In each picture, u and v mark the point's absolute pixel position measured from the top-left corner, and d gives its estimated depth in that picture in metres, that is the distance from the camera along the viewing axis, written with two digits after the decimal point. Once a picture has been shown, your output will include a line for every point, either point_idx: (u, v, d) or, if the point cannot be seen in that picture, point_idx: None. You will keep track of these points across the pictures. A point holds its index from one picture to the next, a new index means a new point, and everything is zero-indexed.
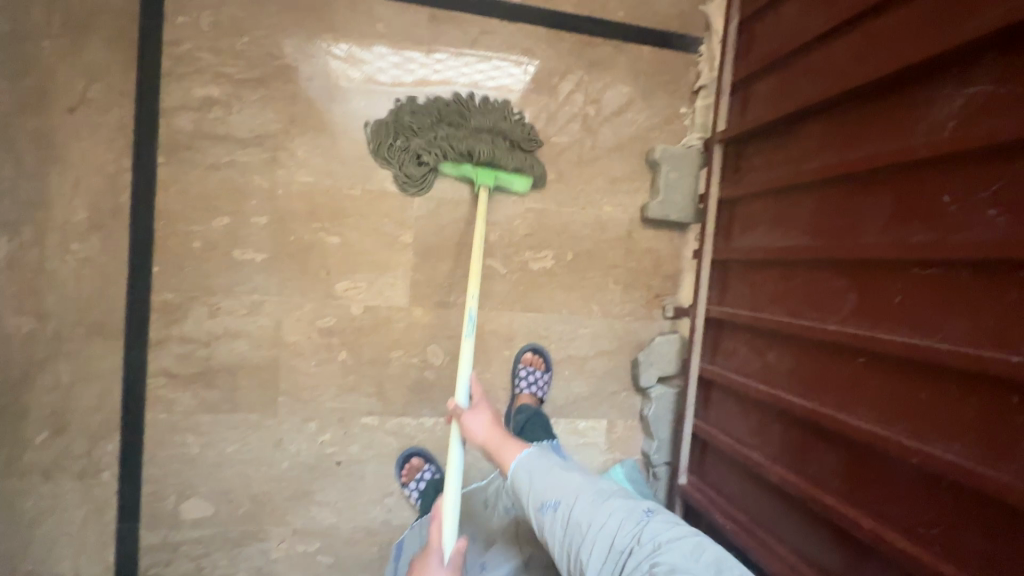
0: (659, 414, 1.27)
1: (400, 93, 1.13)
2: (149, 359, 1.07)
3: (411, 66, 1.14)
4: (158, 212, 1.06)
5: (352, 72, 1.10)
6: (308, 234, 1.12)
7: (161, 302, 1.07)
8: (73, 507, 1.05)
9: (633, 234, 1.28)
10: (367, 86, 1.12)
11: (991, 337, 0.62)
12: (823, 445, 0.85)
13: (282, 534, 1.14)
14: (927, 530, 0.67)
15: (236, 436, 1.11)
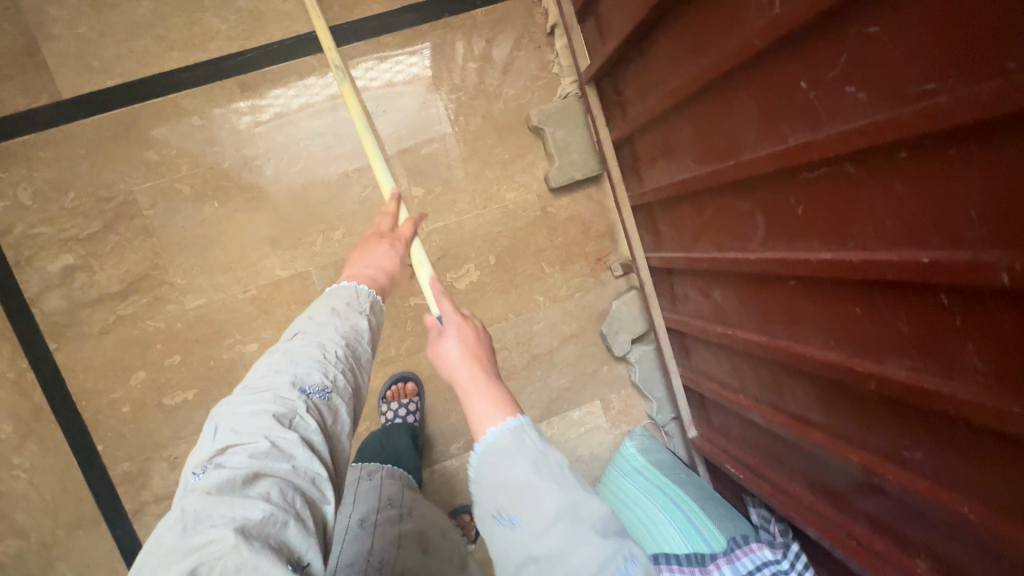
0: (646, 374, 1.20)
1: (316, 120, 1.07)
2: (137, 529, 1.08)
3: (314, 90, 1.07)
4: (76, 395, 1.04)
5: (260, 119, 1.05)
6: (226, 352, 1.08)
7: (121, 474, 1.06)
8: None
9: (548, 209, 1.18)
10: (273, 129, 1.06)
11: (897, 235, 0.51)
12: (792, 378, 0.76)
13: None
14: (912, 454, 0.59)
15: None
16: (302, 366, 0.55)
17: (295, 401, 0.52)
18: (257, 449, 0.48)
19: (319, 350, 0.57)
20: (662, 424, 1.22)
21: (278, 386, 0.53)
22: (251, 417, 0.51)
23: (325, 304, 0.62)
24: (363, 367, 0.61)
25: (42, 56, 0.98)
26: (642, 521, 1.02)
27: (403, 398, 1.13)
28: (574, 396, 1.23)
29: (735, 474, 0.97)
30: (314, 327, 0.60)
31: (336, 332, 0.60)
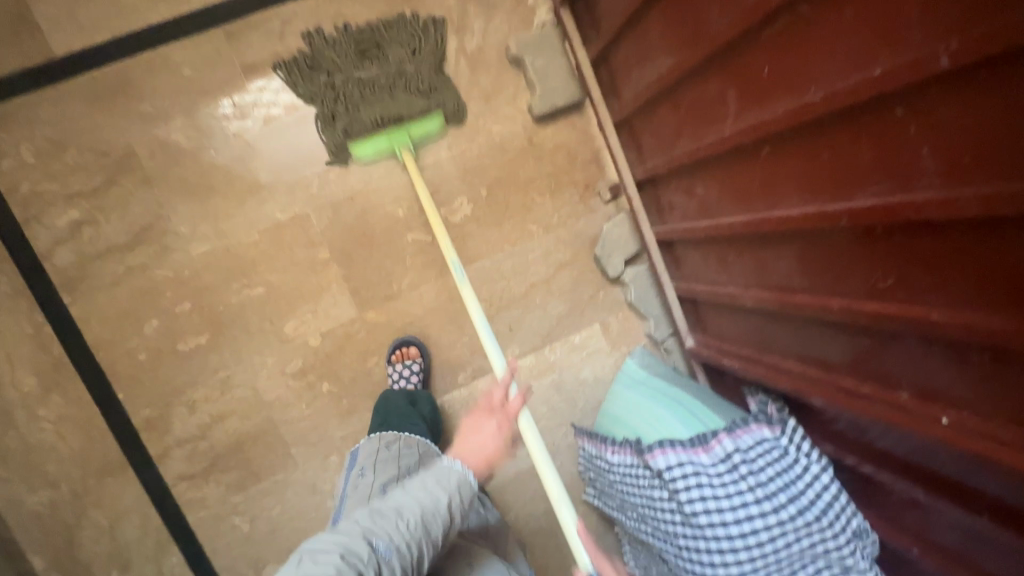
0: (641, 292, 1.24)
1: (306, 117, 1.11)
2: (163, 474, 1.12)
3: (292, 84, 1.10)
4: (93, 347, 1.08)
5: (249, 123, 1.09)
6: (234, 298, 1.11)
7: (143, 421, 1.10)
8: None
9: (534, 139, 1.21)
10: (266, 133, 1.10)
11: (853, 60, 0.55)
12: (772, 249, 0.80)
13: None
14: (885, 282, 0.63)
15: (273, 500, 1.16)
16: (376, 522, 0.73)
17: (355, 545, 0.70)
18: (321, 571, 0.66)
19: (390, 526, 0.73)
20: (661, 340, 1.26)
21: (366, 523, 0.74)
22: (348, 525, 0.73)
23: (423, 476, 0.80)
24: (466, 502, 0.80)
25: (32, 18, 1.02)
26: (651, 424, 1.05)
27: (407, 360, 1.16)
28: (573, 320, 1.26)
29: (730, 366, 1.01)
30: (415, 482, 0.79)
31: (416, 509, 0.75)
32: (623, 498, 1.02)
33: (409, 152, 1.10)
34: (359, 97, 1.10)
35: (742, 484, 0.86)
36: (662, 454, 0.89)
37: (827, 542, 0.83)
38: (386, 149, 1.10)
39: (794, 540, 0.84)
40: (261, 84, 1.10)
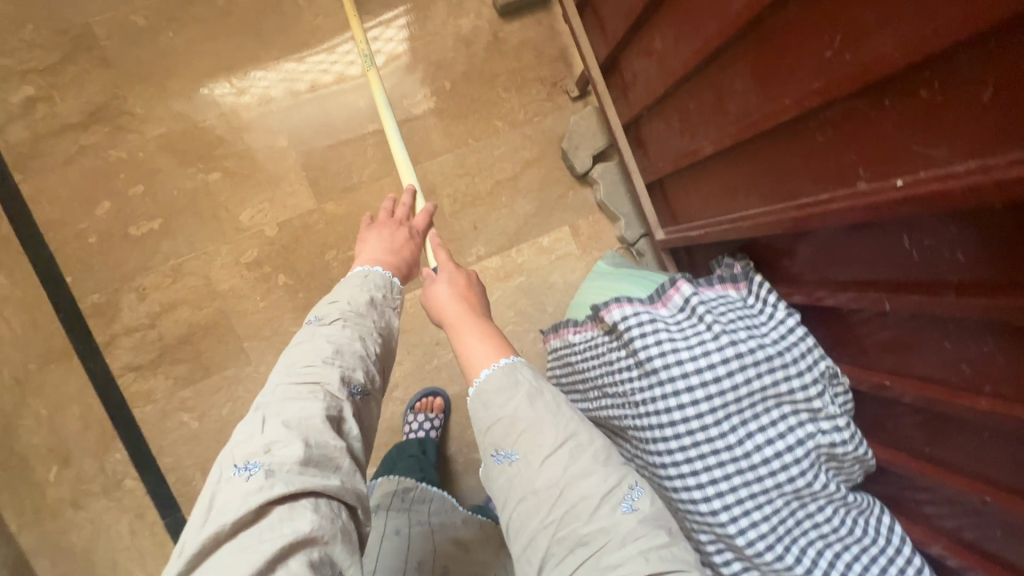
0: (610, 190, 1.20)
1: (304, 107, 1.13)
2: (109, 364, 1.08)
3: (297, 75, 1.12)
4: (43, 227, 1.05)
5: (247, 101, 1.10)
6: (189, 182, 1.09)
7: (91, 306, 1.07)
8: (116, 523, 1.08)
9: (500, 34, 1.20)
10: (263, 109, 1.11)
11: None
12: (726, 74, 0.76)
13: None
14: (832, 49, 0.59)
15: (225, 397, 1.11)
16: (339, 358, 0.60)
17: (328, 382, 0.57)
18: (296, 454, 0.50)
19: (355, 353, 0.61)
20: (633, 242, 1.21)
21: (330, 354, 0.60)
22: (314, 364, 0.58)
23: (366, 288, 0.69)
24: (396, 304, 0.72)
25: None
26: None
27: (430, 412, 1.16)
28: (541, 222, 1.22)
29: (698, 238, 0.96)
30: (352, 289, 0.68)
31: (370, 323, 0.66)
32: (586, 375, 0.95)
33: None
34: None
35: (704, 331, 0.79)
36: (618, 307, 0.84)
37: (795, 388, 0.75)
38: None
39: (759, 387, 0.76)
40: (260, 70, 1.11)
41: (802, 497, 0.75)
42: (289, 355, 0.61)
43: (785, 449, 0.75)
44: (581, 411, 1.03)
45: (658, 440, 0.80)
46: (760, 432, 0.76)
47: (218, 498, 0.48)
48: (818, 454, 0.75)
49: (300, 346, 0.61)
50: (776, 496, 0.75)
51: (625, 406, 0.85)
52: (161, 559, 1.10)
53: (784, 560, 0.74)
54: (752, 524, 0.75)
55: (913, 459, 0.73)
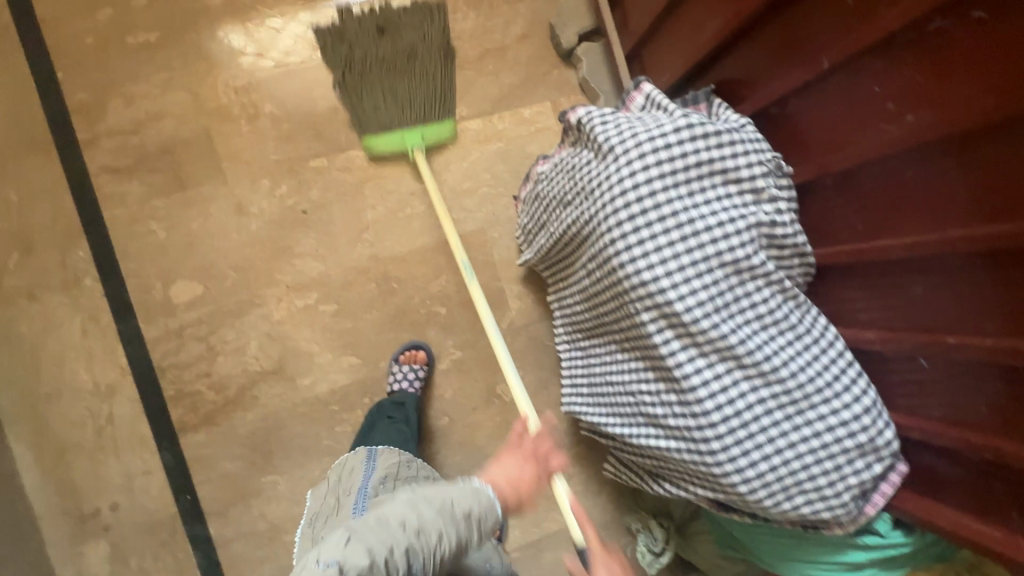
0: (593, 69, 1.26)
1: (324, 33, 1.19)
2: (87, 162, 1.09)
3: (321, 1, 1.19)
4: (42, 23, 1.09)
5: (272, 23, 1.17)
6: (191, 4, 1.14)
7: (78, 103, 1.09)
8: (68, 321, 1.08)
9: None
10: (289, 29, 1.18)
11: None
12: None
13: (278, 294, 1.16)
14: None
15: (196, 212, 1.13)
16: (421, 538, 0.67)
17: (404, 568, 0.64)
18: (361, 561, 0.61)
19: (430, 547, 0.67)
20: None
21: (410, 522, 0.68)
22: (393, 525, 0.67)
23: (472, 504, 0.73)
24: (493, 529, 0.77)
25: None
26: None
27: (413, 364, 1.18)
28: (524, 93, 1.28)
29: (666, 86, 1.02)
30: (458, 495, 0.74)
31: (454, 537, 0.70)
32: (551, 194, 0.99)
33: (421, 152, 1.15)
34: (371, 105, 1.14)
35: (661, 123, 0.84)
36: (582, 108, 0.89)
37: (740, 166, 0.78)
38: (399, 144, 1.16)
39: (707, 162, 0.79)
40: None
41: (741, 272, 0.78)
42: (370, 518, 0.68)
43: (728, 223, 0.78)
44: (543, 243, 1.06)
45: (607, 219, 0.82)
46: (706, 208, 0.78)
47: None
48: (759, 231, 0.77)
49: (380, 517, 0.68)
50: (717, 269, 0.78)
51: (583, 198, 0.87)
52: (109, 364, 1.09)
53: (719, 328, 0.77)
54: (691, 293, 0.78)
55: (852, 243, 0.76)
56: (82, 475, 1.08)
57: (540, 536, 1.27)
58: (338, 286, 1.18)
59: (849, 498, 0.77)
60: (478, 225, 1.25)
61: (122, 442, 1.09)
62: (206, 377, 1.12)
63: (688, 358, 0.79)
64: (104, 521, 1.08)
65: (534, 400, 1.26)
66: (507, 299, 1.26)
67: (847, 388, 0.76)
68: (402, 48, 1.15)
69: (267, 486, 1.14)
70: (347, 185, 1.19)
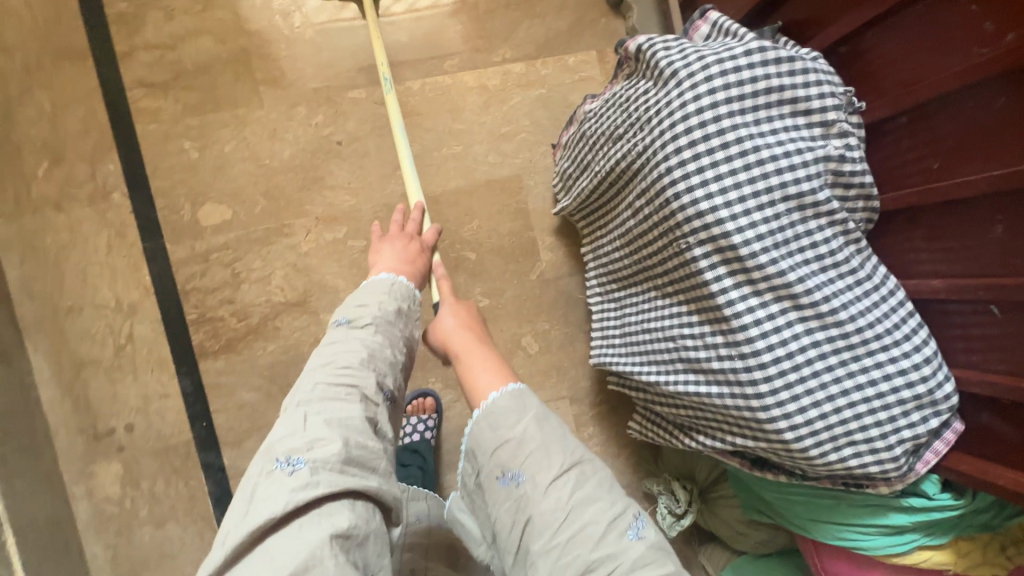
0: (643, 19, 1.22)
1: None
2: (122, 75, 1.07)
3: None
4: None
5: None
6: None
7: (117, 14, 1.07)
8: (94, 236, 1.05)
9: None
10: None
11: None
12: None
13: (307, 226, 1.13)
14: None
15: (230, 135, 1.10)
16: (374, 362, 0.65)
17: (363, 386, 0.62)
18: (337, 453, 0.54)
19: (387, 361, 0.67)
20: None
21: (357, 354, 0.64)
22: (351, 364, 0.63)
23: (387, 293, 0.76)
24: (415, 314, 0.78)
25: None
26: None
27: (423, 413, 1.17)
28: (569, 40, 1.24)
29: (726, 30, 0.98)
30: (376, 295, 0.75)
31: (399, 328, 0.73)
32: (599, 132, 0.95)
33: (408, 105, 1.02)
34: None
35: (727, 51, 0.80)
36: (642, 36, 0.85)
37: (812, 96, 0.74)
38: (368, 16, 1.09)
39: (777, 90, 0.74)
40: None
41: (804, 208, 0.74)
42: (323, 352, 0.65)
43: (795, 155, 0.74)
44: (585, 186, 1.02)
45: (665, 147, 0.79)
46: (773, 138, 0.74)
47: (260, 489, 0.51)
48: (826, 167, 0.73)
49: (334, 344, 0.66)
50: (779, 203, 0.74)
51: (639, 128, 0.84)
52: (132, 282, 1.06)
53: (777, 264, 0.73)
54: (751, 225, 0.74)
55: (923, 186, 0.72)
56: (99, 393, 1.05)
57: None
58: (368, 222, 1.15)
59: (901, 452, 0.73)
60: (514, 172, 1.21)
61: (141, 363, 1.07)
62: (230, 303, 1.10)
63: (741, 295, 0.76)
64: (117, 442, 1.06)
65: (559, 356, 1.24)
66: (538, 250, 1.23)
67: (907, 337, 0.72)
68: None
69: None
70: (384, 119, 1.16)
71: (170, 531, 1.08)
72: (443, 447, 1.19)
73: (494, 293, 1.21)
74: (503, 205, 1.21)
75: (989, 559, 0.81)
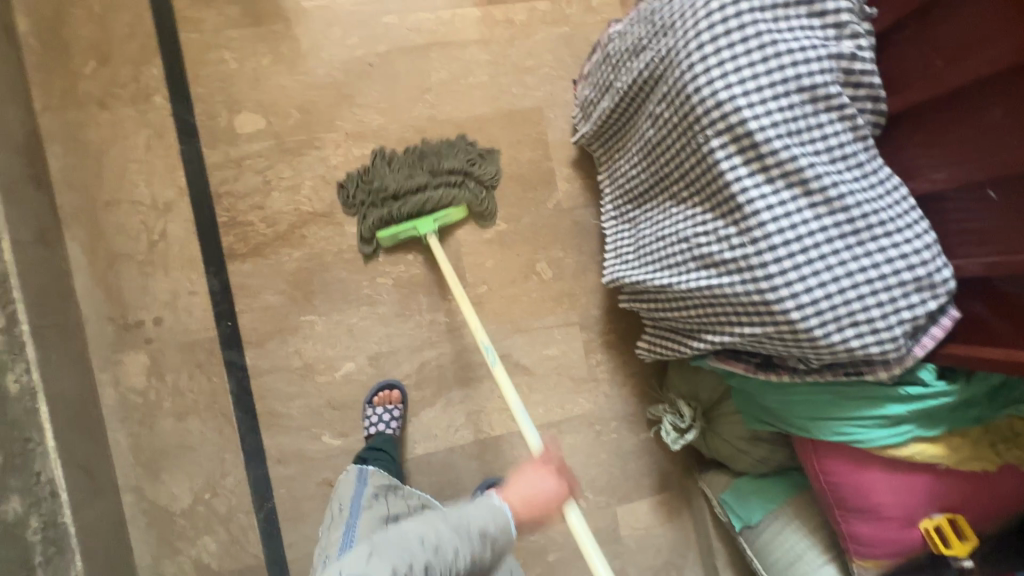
0: None
1: None
2: None
3: None
4: None
5: None
6: None
7: None
8: (134, 134, 1.10)
9: None
10: None
11: None
12: None
13: (336, 141, 1.18)
14: None
15: (268, 49, 1.15)
16: (437, 552, 0.85)
17: (417, 559, 0.83)
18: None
19: (446, 561, 0.85)
20: None
21: (428, 540, 0.85)
22: (411, 543, 0.85)
23: (483, 519, 0.90)
24: (501, 543, 0.91)
25: None
26: None
27: (389, 404, 1.16)
28: None
29: None
30: (482, 510, 0.91)
31: (468, 550, 0.87)
32: (622, 50, 1.01)
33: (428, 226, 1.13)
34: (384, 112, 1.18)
35: None
36: None
37: None
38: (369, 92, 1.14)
39: None
40: None
41: (817, 101, 0.79)
42: (401, 530, 0.87)
43: (812, 51, 0.78)
44: (606, 106, 1.07)
45: (688, 45, 0.84)
46: (791, 35, 0.79)
47: None
48: (838, 64, 0.79)
49: (397, 539, 0.86)
50: (795, 94, 0.79)
51: (663, 33, 0.89)
52: (167, 181, 1.11)
53: (791, 150, 0.78)
54: (768, 113, 0.79)
55: (929, 84, 0.77)
56: (130, 285, 1.10)
57: (563, 418, 1.28)
58: (394, 142, 1.20)
59: (900, 333, 0.78)
60: (536, 104, 1.27)
61: (172, 260, 1.11)
62: (259, 210, 1.14)
63: (755, 182, 0.80)
64: (145, 334, 1.10)
65: (572, 283, 1.28)
66: (555, 180, 1.28)
67: (909, 225, 0.77)
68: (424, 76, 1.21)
69: (305, 325, 1.16)
70: (414, 45, 1.21)
71: (191, 424, 1.12)
72: (456, 364, 1.22)
73: (512, 219, 1.25)
74: (524, 135, 1.26)
75: (978, 451, 0.86)
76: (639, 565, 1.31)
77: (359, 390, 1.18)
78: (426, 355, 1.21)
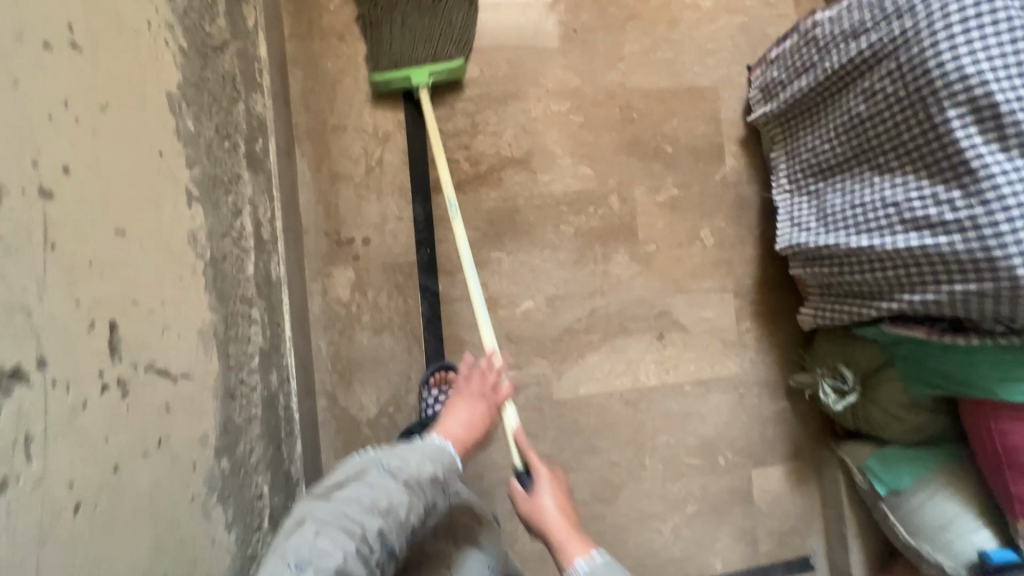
0: None
1: None
2: None
3: None
4: None
5: None
6: None
7: None
8: (365, 70, 1.20)
9: None
10: None
11: None
12: None
13: (538, 95, 1.27)
14: None
15: (487, 6, 1.26)
16: (387, 514, 0.70)
17: (370, 526, 0.68)
18: (334, 565, 0.63)
19: (399, 522, 0.71)
20: None
21: (370, 503, 0.70)
22: (349, 522, 0.68)
23: (431, 466, 0.77)
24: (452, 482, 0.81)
25: None
26: None
27: (443, 387, 1.14)
28: None
29: None
30: (414, 456, 0.78)
31: (424, 500, 0.74)
32: (832, 33, 1.10)
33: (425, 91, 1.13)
34: (400, 52, 1.15)
35: None
36: None
37: None
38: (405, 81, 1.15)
39: None
40: None
41: None
42: (351, 491, 0.72)
43: None
44: (803, 85, 1.17)
45: (932, 27, 0.93)
46: None
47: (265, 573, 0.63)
48: None
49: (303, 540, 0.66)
50: None
51: (894, 17, 0.98)
52: (389, 115, 1.20)
53: None
54: (1012, 89, 0.89)
55: None
56: (347, 205, 1.18)
57: (713, 377, 1.35)
58: (588, 103, 1.30)
59: None
60: (713, 84, 1.36)
61: (385, 186, 1.20)
62: (464, 149, 1.23)
63: (990, 150, 0.90)
64: (355, 251, 1.18)
65: (731, 252, 1.36)
66: (724, 154, 1.37)
67: None
68: (455, 44, 1.18)
69: (494, 261, 1.24)
70: (613, 19, 1.32)
71: (385, 341, 1.19)
72: (623, 314, 1.30)
73: (685, 186, 1.34)
74: (700, 110, 1.36)
75: None
76: (768, 528, 1.37)
77: (536, 327, 1.26)
78: (597, 303, 1.29)
